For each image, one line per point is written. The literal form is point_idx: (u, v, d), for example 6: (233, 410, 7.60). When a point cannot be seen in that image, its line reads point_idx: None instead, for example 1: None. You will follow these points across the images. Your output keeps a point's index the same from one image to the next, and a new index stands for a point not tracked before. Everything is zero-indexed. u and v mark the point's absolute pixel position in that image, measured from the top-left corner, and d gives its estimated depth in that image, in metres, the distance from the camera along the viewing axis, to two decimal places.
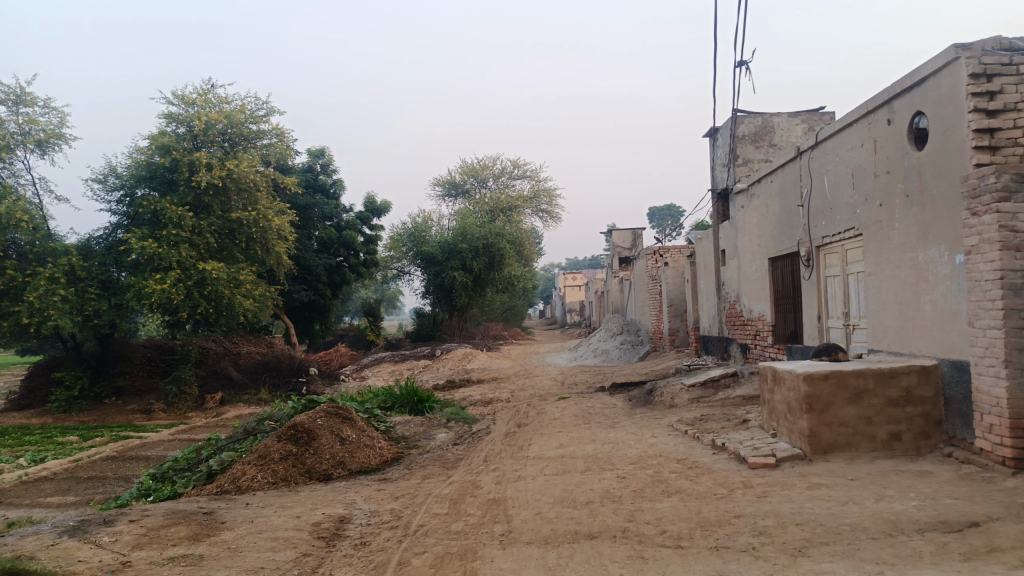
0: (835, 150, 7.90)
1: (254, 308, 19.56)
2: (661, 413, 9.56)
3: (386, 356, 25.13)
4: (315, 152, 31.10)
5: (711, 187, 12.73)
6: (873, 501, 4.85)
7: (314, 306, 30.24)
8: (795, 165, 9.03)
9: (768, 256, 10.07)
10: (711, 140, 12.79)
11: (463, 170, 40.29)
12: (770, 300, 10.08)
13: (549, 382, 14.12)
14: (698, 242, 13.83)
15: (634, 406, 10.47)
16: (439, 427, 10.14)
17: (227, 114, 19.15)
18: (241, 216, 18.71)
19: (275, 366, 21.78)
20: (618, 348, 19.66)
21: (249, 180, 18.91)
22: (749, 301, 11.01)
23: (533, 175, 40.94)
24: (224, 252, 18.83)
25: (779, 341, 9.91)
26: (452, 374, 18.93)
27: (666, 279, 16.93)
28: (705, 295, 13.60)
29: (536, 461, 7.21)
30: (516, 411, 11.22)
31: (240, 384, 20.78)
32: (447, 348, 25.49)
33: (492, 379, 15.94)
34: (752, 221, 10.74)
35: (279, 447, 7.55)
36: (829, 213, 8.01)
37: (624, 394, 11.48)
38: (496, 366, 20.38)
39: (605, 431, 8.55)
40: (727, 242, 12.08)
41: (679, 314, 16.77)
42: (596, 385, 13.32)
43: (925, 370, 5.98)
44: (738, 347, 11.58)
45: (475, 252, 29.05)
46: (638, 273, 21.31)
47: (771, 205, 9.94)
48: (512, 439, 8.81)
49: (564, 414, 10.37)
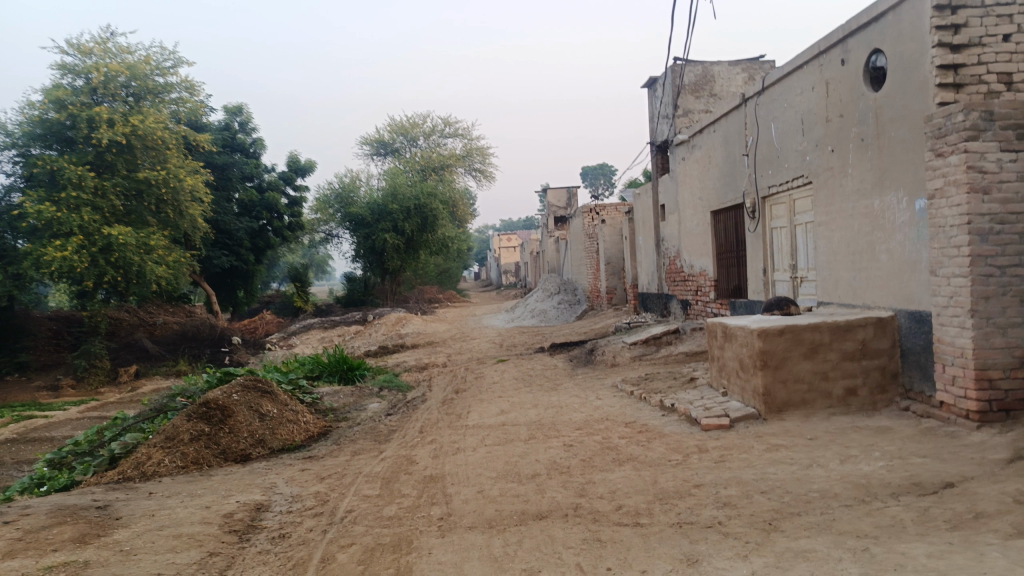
0: (783, 95, 7.53)
1: (168, 276, 18.26)
2: (603, 373, 9.18)
3: (316, 323, 24.11)
4: (231, 109, 29.28)
5: (651, 140, 12.31)
6: (839, 463, 4.53)
7: (237, 272, 28.77)
8: (740, 112, 8.64)
9: (710, 210, 9.74)
10: (650, 90, 12.32)
11: (392, 128, 38.84)
12: (712, 254, 9.79)
13: (486, 345, 13.62)
14: (637, 197, 13.46)
15: (575, 366, 10.07)
16: (371, 397, 9.50)
17: (128, 64, 17.43)
18: (149, 176, 17.22)
19: (195, 336, 20.72)
20: (555, 308, 19.32)
21: (156, 137, 17.39)
22: (690, 257, 10.71)
23: (465, 133, 39.89)
24: (132, 216, 17.42)
25: (721, 297, 9.64)
26: (385, 339, 18.20)
27: (603, 236, 16.57)
28: (644, 251, 13.28)
29: (475, 431, 6.69)
30: (453, 376, 10.67)
31: (156, 356, 19.53)
32: (380, 313, 24.65)
33: (427, 343, 15.31)
34: (693, 174, 10.38)
35: (190, 427, 6.79)
36: (777, 161, 7.67)
37: (564, 355, 11.08)
38: (430, 330, 19.73)
39: (547, 395, 8.10)
40: (666, 196, 11.72)
41: (617, 272, 16.47)
42: (535, 346, 12.90)
43: (881, 322, 5.73)
44: (678, 303, 11.32)
45: (407, 213, 28.07)
46: (574, 231, 20.93)
47: (714, 156, 9.58)
48: (450, 407, 8.28)
49: (503, 378, 9.88)
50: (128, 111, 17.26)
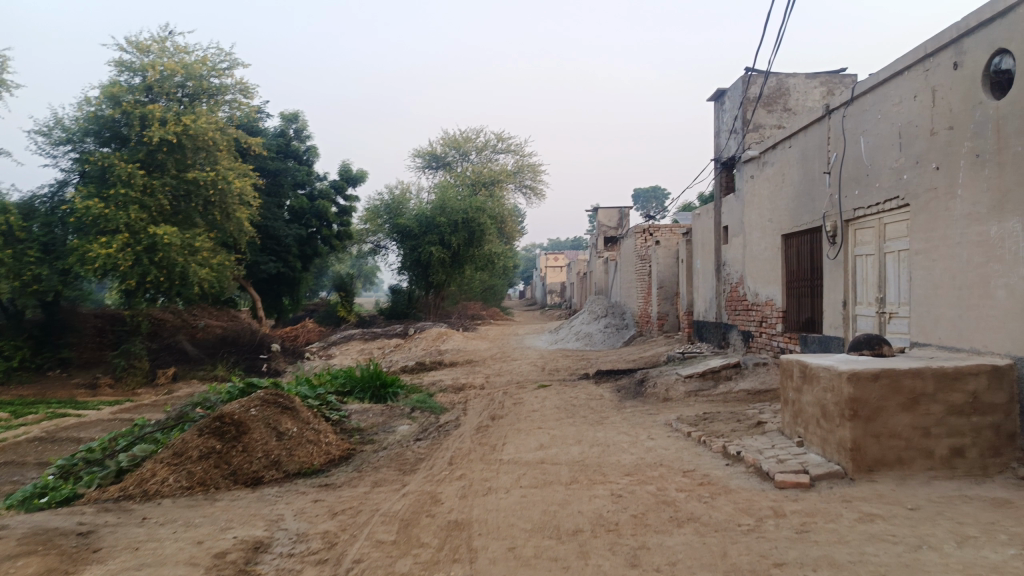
0: (876, 106, 6.67)
1: (211, 280, 18.06)
2: (654, 408, 8.36)
3: (356, 334, 23.74)
4: (287, 116, 29.47)
5: (715, 157, 11.50)
6: (956, 547, 3.65)
7: (283, 279, 28.69)
8: (821, 126, 7.79)
9: (781, 233, 8.86)
10: (716, 104, 11.53)
11: (444, 142, 38.69)
12: (780, 282, 8.89)
13: (528, 367, 12.87)
14: (697, 218, 12.60)
15: (624, 398, 9.26)
16: (401, 418, 8.86)
17: (183, 63, 17.46)
18: (198, 176, 17.08)
19: (236, 341, 20.41)
20: (602, 332, 18.47)
21: (207, 138, 17.27)
22: (755, 284, 9.81)
23: (518, 150, 39.47)
24: (179, 216, 17.32)
25: (790, 329, 8.72)
26: (425, 355, 17.62)
27: (657, 259, 15.71)
28: (702, 276, 12.39)
29: (511, 468, 5.95)
30: (491, 400, 9.95)
31: (194, 359, 19.26)
32: (421, 327, 24.15)
33: (467, 362, 14.65)
34: (762, 193, 9.51)
35: (200, 443, 6.23)
36: (867, 180, 6.79)
37: (612, 384, 10.27)
38: (471, 348, 19.08)
39: (591, 429, 7.32)
40: (730, 218, 10.86)
41: (669, 297, 15.57)
42: (580, 372, 12.09)
43: (998, 371, 4.82)
44: (739, 334, 10.41)
45: (454, 226, 27.63)
46: (625, 252, 20.09)
47: (788, 174, 8.72)
48: (484, 436, 7.55)
49: (545, 406, 9.13)
50: (180, 110, 17.22)
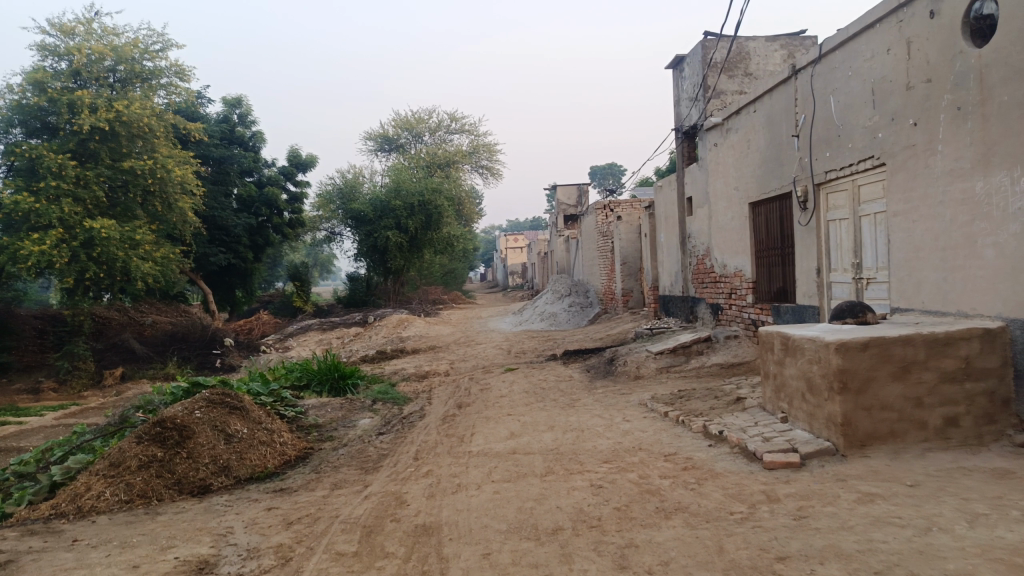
0: (846, 63, 6.38)
1: (156, 274, 17.19)
2: (627, 387, 8.04)
3: (314, 324, 23.01)
4: (230, 101, 28.32)
5: (676, 126, 11.19)
6: (968, 526, 3.37)
7: (234, 270, 27.70)
8: (787, 88, 7.50)
9: (748, 201, 8.58)
10: (675, 72, 11.19)
11: (397, 124, 37.79)
12: (749, 252, 8.63)
13: (493, 351, 12.46)
14: (658, 190, 12.31)
15: (594, 378, 8.93)
16: (362, 411, 8.38)
17: (112, 46, 16.44)
18: (135, 165, 16.16)
19: (187, 337, 19.54)
20: (566, 312, 18.16)
21: (143, 124, 16.32)
22: (723, 255, 9.55)
23: (472, 130, 38.81)
24: (118, 208, 16.39)
25: (761, 300, 8.48)
26: (385, 343, 17.08)
27: (618, 235, 15.41)
28: (666, 250, 12.13)
29: (482, 461, 5.55)
30: (456, 387, 9.53)
31: (143, 357, 18.37)
32: (381, 314, 23.54)
33: (429, 348, 14.17)
34: (727, 161, 9.22)
35: (139, 451, 5.69)
36: (838, 141, 6.52)
37: (580, 364, 9.94)
38: (433, 333, 18.60)
39: (564, 414, 6.96)
40: (693, 188, 10.57)
41: (633, 272, 15.30)
42: (547, 353, 11.73)
43: (989, 334, 4.59)
44: (707, 307, 10.17)
45: (411, 209, 26.96)
46: (586, 230, 19.78)
47: (753, 140, 8.42)
48: (450, 426, 7.13)
49: (512, 391, 8.74)
50: (112, 96, 16.24)
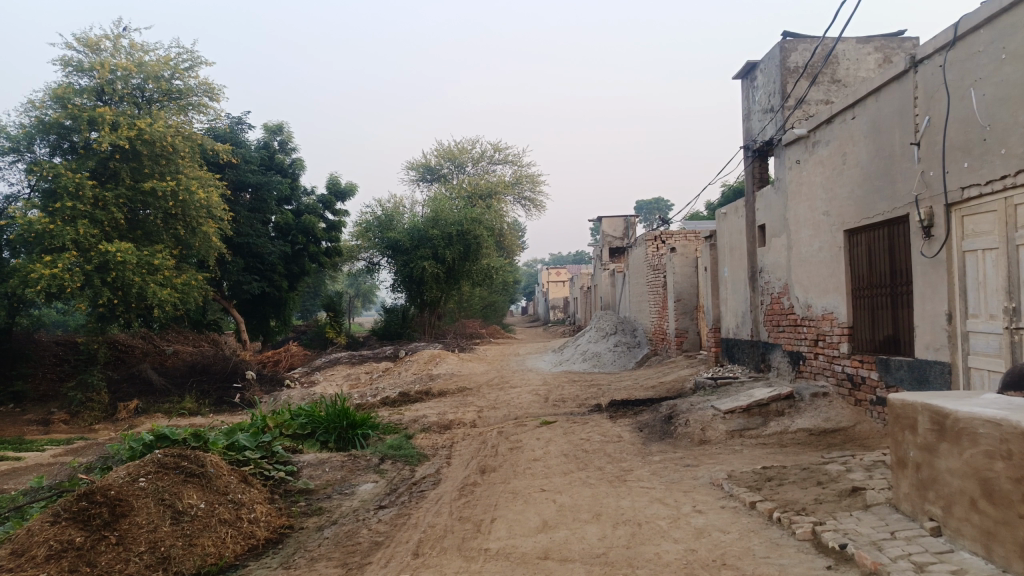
0: (995, 44, 4.82)
1: (174, 302, 16.15)
2: (690, 457, 6.45)
3: (343, 357, 21.79)
4: (271, 128, 27.80)
5: (745, 143, 9.69)
6: None
7: (269, 299, 26.83)
8: (902, 85, 5.96)
9: (844, 229, 7.00)
10: (744, 81, 9.72)
11: (439, 153, 37.03)
12: (844, 290, 7.03)
13: (528, 397, 10.92)
14: (722, 218, 10.75)
15: (648, 440, 7.35)
16: (367, 474, 6.96)
17: (138, 62, 15.69)
18: (155, 186, 15.15)
19: (208, 369, 18.38)
20: (611, 352, 16.56)
21: (167, 143, 15.37)
22: (806, 293, 7.91)
23: (516, 160, 37.76)
24: (138, 230, 15.50)
25: (860, 350, 6.85)
26: (415, 383, 15.67)
27: (672, 269, 13.82)
28: (731, 286, 10.52)
29: (500, 570, 4.02)
30: (483, 444, 8.05)
31: (160, 389, 17.23)
32: (413, 348, 22.23)
33: (459, 391, 12.69)
34: (812, 181, 7.67)
35: (55, 534, 4.33)
36: (984, 146, 4.94)
37: (630, 419, 8.36)
38: (467, 372, 17.14)
39: (613, 494, 5.40)
40: (766, 215, 9.01)
41: (688, 311, 13.68)
42: (591, 402, 10.15)
43: None
44: (785, 355, 8.51)
45: (449, 239, 25.79)
46: (634, 262, 18.19)
47: (850, 153, 6.87)
48: (467, 504, 5.61)
49: (549, 453, 7.20)
50: (136, 112, 15.41)
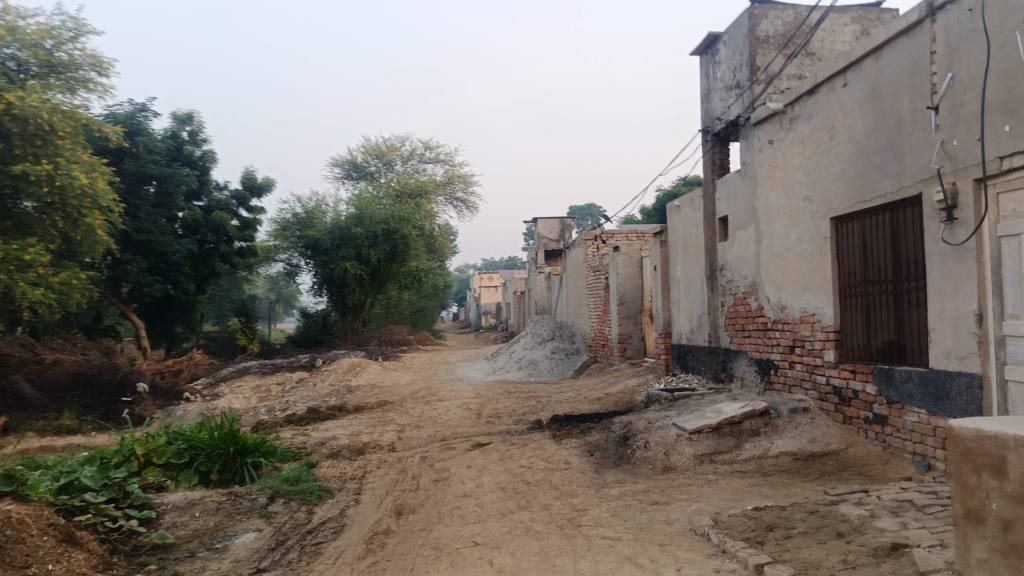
0: None
1: (50, 303, 13.98)
2: (656, 492, 5.23)
3: (254, 366, 19.85)
4: (180, 116, 25.53)
5: (704, 126, 8.66)
6: None
7: (174, 301, 24.50)
8: (913, 40, 4.96)
9: (830, 217, 5.96)
10: (705, 57, 8.70)
11: (366, 150, 35.25)
12: (831, 289, 5.99)
13: (458, 413, 9.54)
14: (675, 212, 9.71)
15: (602, 467, 6.12)
16: (250, 519, 5.45)
17: (9, 26, 13.53)
18: (26, 168, 12.95)
19: (94, 380, 16.15)
20: (548, 359, 15.37)
21: (42, 121, 13.23)
22: (778, 291, 6.86)
23: (447, 160, 36.32)
24: (8, 221, 13.32)
25: (850, 360, 5.82)
26: (330, 396, 14.04)
27: (615, 269, 12.72)
28: (684, 287, 9.46)
29: None
30: (402, 474, 6.64)
31: (34, 405, 14.93)
32: (333, 356, 20.47)
33: (379, 405, 11.17)
34: (789, 162, 6.64)
35: None
36: None
37: (578, 439, 7.11)
38: (390, 382, 15.59)
39: (568, 549, 4.11)
40: (728, 205, 7.99)
41: (632, 315, 12.61)
42: (529, 418, 8.86)
43: None
44: (751, 364, 7.46)
45: (374, 239, 24.14)
46: (572, 264, 17.10)
47: (839, 127, 5.85)
48: (373, 567, 4.21)
49: (483, 486, 5.86)
50: (6, 84, 13.22)
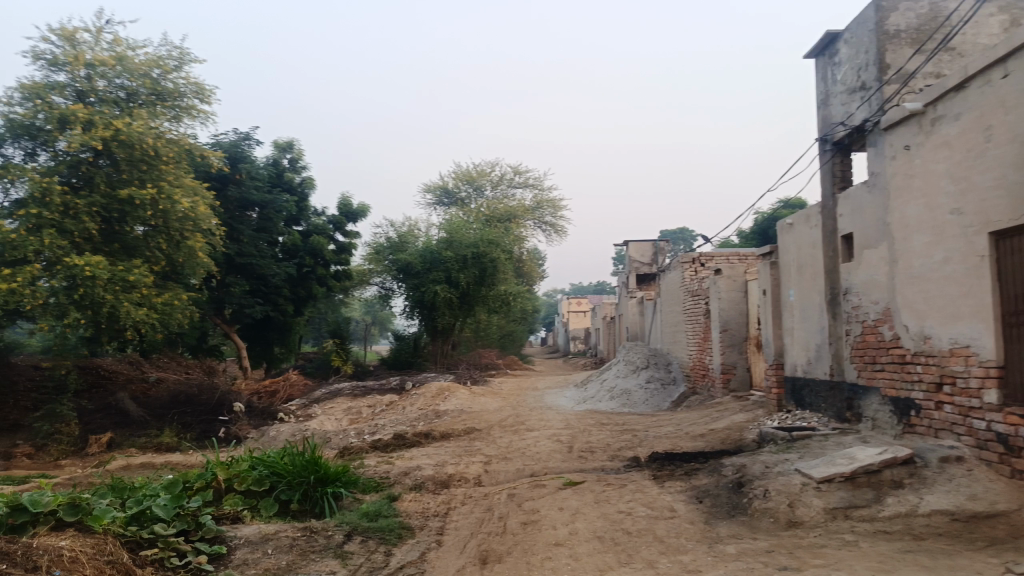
0: None
1: (152, 323, 14.41)
2: (785, 554, 4.45)
3: (345, 388, 19.95)
4: (281, 144, 26.41)
5: (823, 134, 7.82)
6: None
7: (273, 323, 25.12)
8: None
9: (990, 231, 5.05)
10: (821, 59, 7.90)
11: (457, 175, 35.52)
12: (991, 317, 5.05)
13: (548, 445, 8.94)
14: (786, 231, 8.86)
15: (714, 518, 5.38)
16: (325, 559, 5.03)
17: (120, 57, 14.18)
18: (132, 192, 13.47)
19: (193, 399, 16.50)
20: (643, 389, 14.54)
21: (147, 147, 13.77)
22: (920, 319, 5.94)
23: (537, 183, 36.08)
24: (116, 243, 13.91)
25: (1019, 402, 4.85)
26: (418, 422, 13.73)
27: (717, 294, 11.86)
28: (799, 313, 8.55)
29: None
30: (490, 513, 6.10)
31: (137, 421, 15.38)
32: (421, 380, 20.31)
33: (466, 433, 10.72)
34: (932, 170, 5.76)
35: None
36: None
37: (683, 482, 6.37)
38: (478, 409, 15.16)
39: None
40: (854, 221, 7.11)
41: (736, 344, 11.69)
42: (626, 454, 8.16)
43: None
44: (885, 402, 6.52)
45: (463, 262, 24.01)
46: (668, 288, 16.26)
47: (998, 125, 4.97)
48: None
49: (578, 534, 5.24)
50: (117, 112, 13.81)
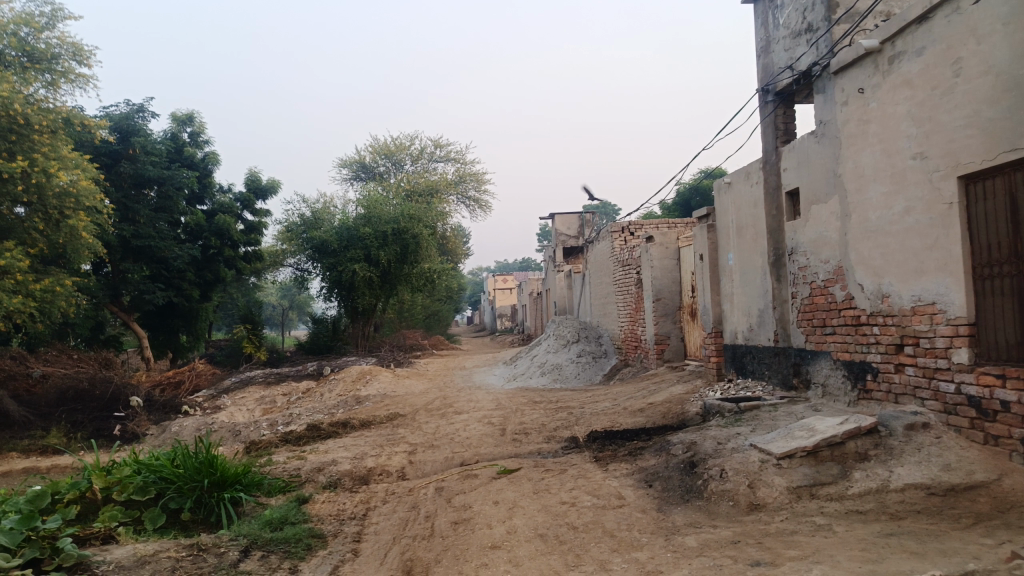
0: None
1: (30, 313, 12.77)
2: (756, 546, 3.87)
3: (258, 376, 18.65)
4: (180, 117, 24.44)
5: (765, 84, 7.37)
6: None
7: (178, 309, 23.35)
8: None
9: (960, 176, 4.61)
10: (762, 3, 7.41)
11: (375, 150, 34.08)
12: (960, 270, 4.63)
13: (478, 429, 8.23)
14: (725, 191, 8.40)
15: (668, 505, 4.78)
16: None
17: None
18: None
19: (84, 394, 14.85)
20: (574, 364, 14.03)
21: (15, 113, 12.08)
22: (878, 277, 5.52)
23: (458, 157, 35.06)
24: None
25: (993, 362, 4.45)
26: (337, 409, 12.76)
27: (649, 261, 11.37)
28: (738, 278, 8.12)
29: None
30: (415, 512, 5.33)
31: (18, 423, 13.74)
32: (341, 364, 19.21)
33: (388, 419, 9.87)
34: (890, 113, 5.31)
35: None
36: None
37: (629, 464, 5.78)
38: (402, 392, 14.29)
39: None
40: (801, 176, 6.66)
41: (669, 313, 11.26)
42: (563, 434, 7.54)
43: None
44: (838, 367, 6.11)
45: (383, 239, 22.89)
46: (596, 259, 15.77)
47: (969, 57, 4.50)
48: None
49: (518, 533, 4.52)
50: None
